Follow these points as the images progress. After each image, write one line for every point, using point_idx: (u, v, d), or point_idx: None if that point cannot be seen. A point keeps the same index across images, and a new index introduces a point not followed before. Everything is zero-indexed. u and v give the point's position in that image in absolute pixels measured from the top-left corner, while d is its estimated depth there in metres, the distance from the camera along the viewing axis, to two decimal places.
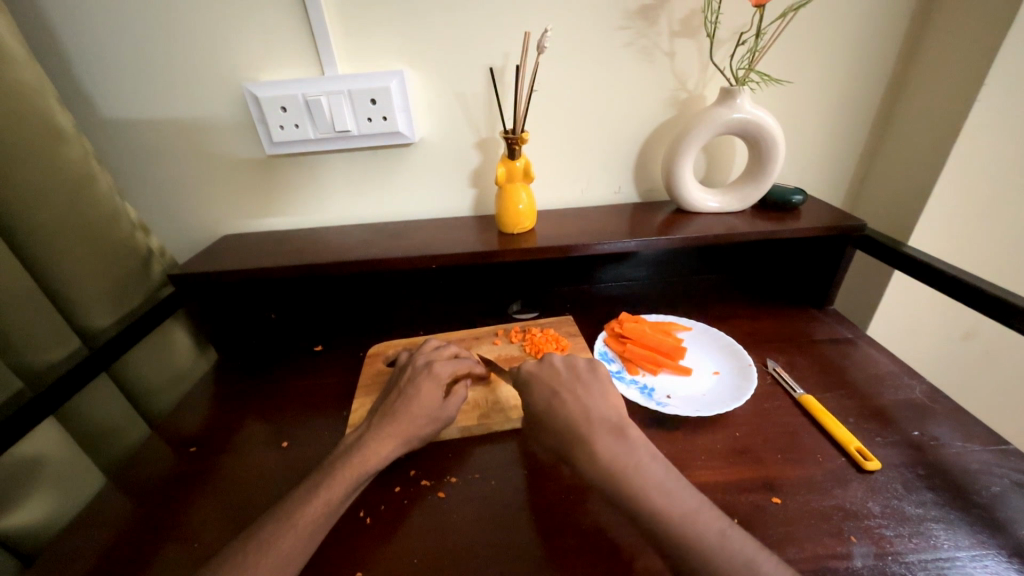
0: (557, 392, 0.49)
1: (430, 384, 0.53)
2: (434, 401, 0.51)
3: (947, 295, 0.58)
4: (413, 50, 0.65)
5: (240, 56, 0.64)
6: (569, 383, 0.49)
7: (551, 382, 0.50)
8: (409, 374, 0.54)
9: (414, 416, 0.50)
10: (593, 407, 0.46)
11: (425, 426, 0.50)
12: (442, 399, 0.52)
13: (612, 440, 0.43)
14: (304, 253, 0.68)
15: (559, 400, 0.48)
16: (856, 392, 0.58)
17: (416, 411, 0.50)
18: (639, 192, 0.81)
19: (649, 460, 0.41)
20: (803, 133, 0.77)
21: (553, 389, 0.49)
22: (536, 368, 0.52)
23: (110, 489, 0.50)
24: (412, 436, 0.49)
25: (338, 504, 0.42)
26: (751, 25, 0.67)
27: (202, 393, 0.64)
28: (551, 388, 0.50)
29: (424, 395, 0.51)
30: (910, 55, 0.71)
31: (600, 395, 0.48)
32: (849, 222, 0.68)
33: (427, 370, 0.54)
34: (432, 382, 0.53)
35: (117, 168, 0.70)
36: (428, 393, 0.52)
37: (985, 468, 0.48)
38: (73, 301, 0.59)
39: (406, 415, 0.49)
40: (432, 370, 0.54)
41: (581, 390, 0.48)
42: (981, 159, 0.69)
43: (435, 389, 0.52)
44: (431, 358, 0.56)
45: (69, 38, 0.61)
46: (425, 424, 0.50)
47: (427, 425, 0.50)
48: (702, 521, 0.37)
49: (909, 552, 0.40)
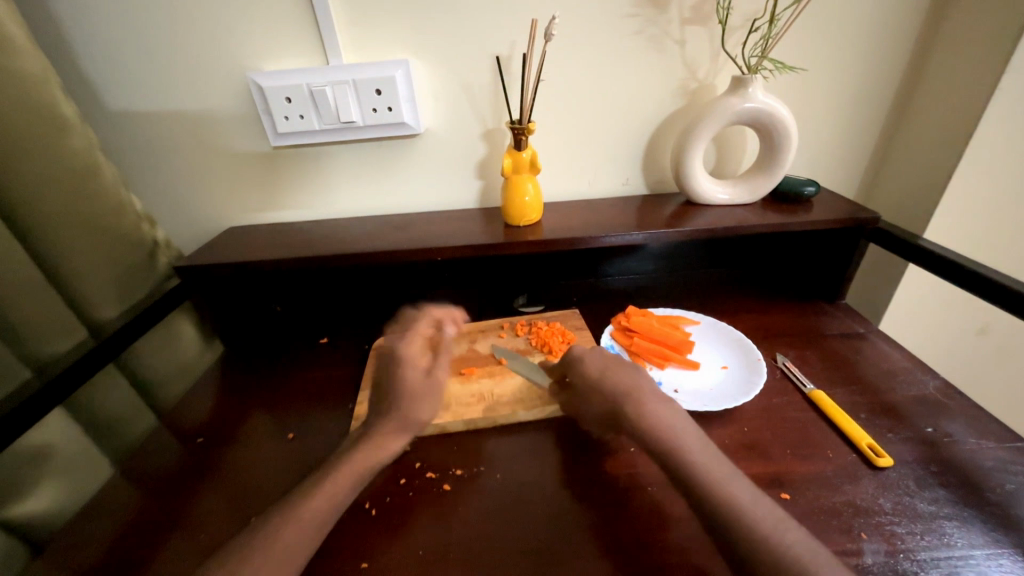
0: (611, 366, 0.50)
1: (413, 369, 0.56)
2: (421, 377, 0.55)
3: (960, 287, 0.57)
4: (418, 39, 0.64)
5: (244, 46, 0.63)
6: (615, 362, 0.51)
7: (603, 359, 0.52)
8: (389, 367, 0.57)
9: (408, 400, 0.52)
10: (642, 382, 0.48)
11: (422, 410, 0.52)
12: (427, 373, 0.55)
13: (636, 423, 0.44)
14: (310, 245, 0.68)
15: (605, 379, 0.49)
16: (868, 388, 0.57)
17: (407, 395, 0.53)
18: (648, 184, 0.79)
19: (690, 432, 0.43)
20: (816, 123, 0.75)
21: (605, 365, 0.51)
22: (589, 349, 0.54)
23: (119, 480, 0.51)
24: (412, 421, 0.51)
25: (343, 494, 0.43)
26: (763, 11, 0.65)
27: (208, 385, 0.64)
28: (602, 364, 0.51)
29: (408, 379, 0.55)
30: (929, 42, 0.69)
31: (628, 376, 0.49)
32: (862, 214, 0.67)
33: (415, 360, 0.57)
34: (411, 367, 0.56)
35: (122, 160, 0.70)
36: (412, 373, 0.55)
37: (1000, 465, 0.47)
38: (78, 292, 0.59)
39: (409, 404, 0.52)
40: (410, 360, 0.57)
41: (632, 371, 0.49)
42: (1001, 149, 0.67)
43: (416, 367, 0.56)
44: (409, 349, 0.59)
45: (74, 28, 0.61)
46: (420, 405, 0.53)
47: (418, 405, 0.52)
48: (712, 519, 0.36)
49: (921, 549, 0.40)
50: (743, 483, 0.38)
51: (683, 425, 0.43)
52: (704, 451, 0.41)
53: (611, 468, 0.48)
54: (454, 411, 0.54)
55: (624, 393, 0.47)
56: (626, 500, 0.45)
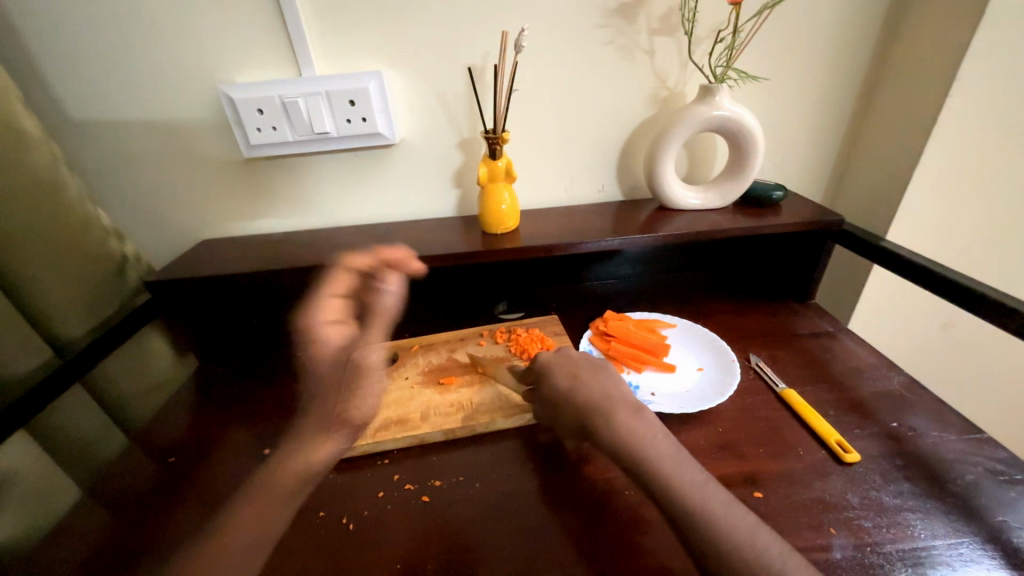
0: (580, 376, 0.50)
1: (326, 357, 0.54)
2: (331, 367, 0.54)
3: (920, 286, 0.59)
4: (391, 51, 0.65)
5: (215, 57, 0.63)
6: (588, 368, 0.51)
7: (570, 367, 0.51)
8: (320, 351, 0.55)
9: (331, 394, 0.52)
10: (611, 389, 0.48)
11: (353, 410, 0.52)
12: (337, 368, 0.54)
13: (604, 433, 0.44)
14: (285, 257, 0.67)
15: (575, 389, 0.49)
16: (838, 385, 0.59)
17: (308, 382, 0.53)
18: (623, 191, 0.81)
19: (662, 438, 0.43)
20: (783, 128, 0.77)
21: (574, 373, 0.50)
22: (556, 356, 0.53)
23: (87, 504, 0.49)
24: (345, 416, 0.51)
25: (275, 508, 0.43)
26: (727, 23, 0.68)
27: (181, 402, 0.63)
28: (572, 372, 0.51)
29: (329, 374, 0.53)
30: (885, 52, 0.72)
31: (597, 384, 0.49)
32: (827, 217, 0.69)
33: (319, 347, 0.54)
34: (326, 354, 0.54)
35: (88, 173, 0.68)
36: (321, 364, 0.53)
37: (961, 457, 0.49)
38: (44, 312, 0.57)
39: (326, 402, 0.51)
40: (321, 343, 0.55)
41: (600, 378, 0.49)
42: (956, 152, 0.70)
43: (329, 362, 0.54)
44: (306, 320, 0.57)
45: (37, 41, 0.59)
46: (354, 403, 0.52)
47: (348, 399, 0.52)
48: (686, 518, 0.37)
49: (887, 542, 0.41)
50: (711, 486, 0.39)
51: (651, 431, 0.43)
52: (676, 457, 0.41)
53: (589, 474, 0.49)
54: (433, 422, 0.54)
55: (592, 404, 0.47)
56: (603, 505, 0.46)
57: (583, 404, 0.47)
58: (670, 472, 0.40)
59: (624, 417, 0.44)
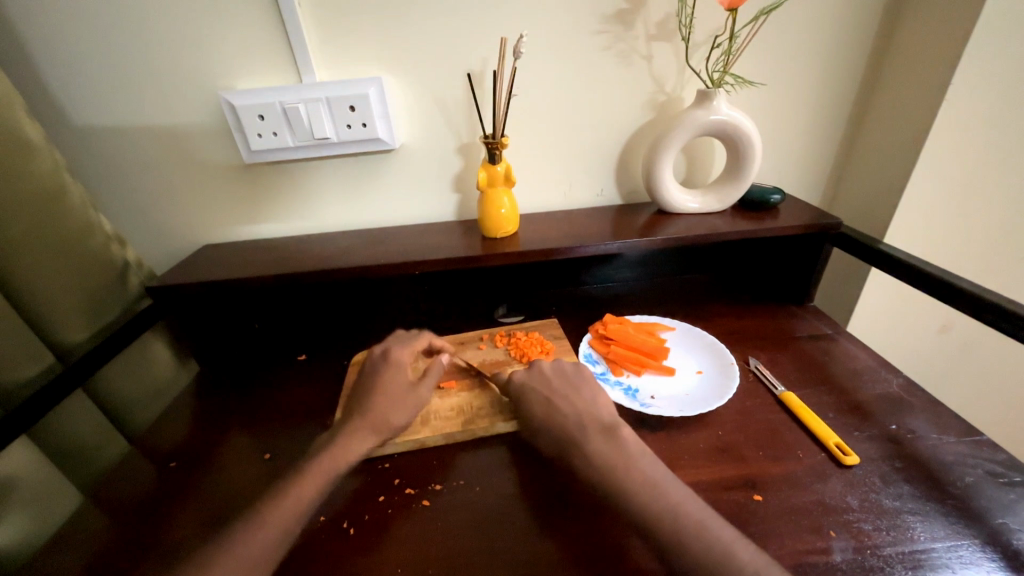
0: (552, 401, 0.50)
1: (393, 372, 0.55)
2: (402, 386, 0.54)
3: (917, 288, 0.59)
4: (391, 57, 0.65)
5: (217, 65, 0.63)
6: (561, 390, 0.51)
7: (544, 387, 0.52)
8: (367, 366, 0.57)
9: (386, 403, 0.52)
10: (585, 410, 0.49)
11: (396, 415, 0.52)
12: (408, 386, 0.54)
13: (580, 462, 0.45)
14: (286, 261, 0.68)
15: (549, 414, 0.49)
16: (837, 387, 0.59)
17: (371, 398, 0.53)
18: (622, 195, 0.81)
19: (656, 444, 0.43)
20: (781, 131, 0.78)
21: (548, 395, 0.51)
22: (529, 375, 0.54)
23: (88, 509, 0.49)
24: (387, 423, 0.51)
25: (293, 519, 0.42)
26: (724, 28, 0.68)
27: (182, 408, 0.63)
28: (546, 394, 0.51)
29: (390, 385, 0.54)
30: (881, 56, 0.73)
31: (570, 408, 0.49)
32: (825, 220, 0.69)
33: (385, 361, 0.56)
34: (395, 369, 0.56)
35: (90, 179, 0.69)
36: (394, 382, 0.54)
37: (960, 459, 0.49)
38: (46, 318, 0.58)
39: (376, 406, 0.52)
40: (391, 359, 0.56)
41: (574, 397, 0.50)
42: (953, 154, 0.71)
43: (399, 378, 0.55)
44: (389, 345, 0.59)
45: (40, 49, 0.60)
46: (398, 411, 0.52)
47: (398, 409, 0.52)
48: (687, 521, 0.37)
49: (887, 544, 0.41)
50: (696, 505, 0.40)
51: (628, 454, 0.44)
52: (658, 479, 0.42)
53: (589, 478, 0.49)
54: (433, 426, 0.54)
55: (566, 431, 0.47)
56: (603, 508, 0.46)
57: (559, 432, 0.48)
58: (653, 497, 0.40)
59: (599, 445, 0.45)
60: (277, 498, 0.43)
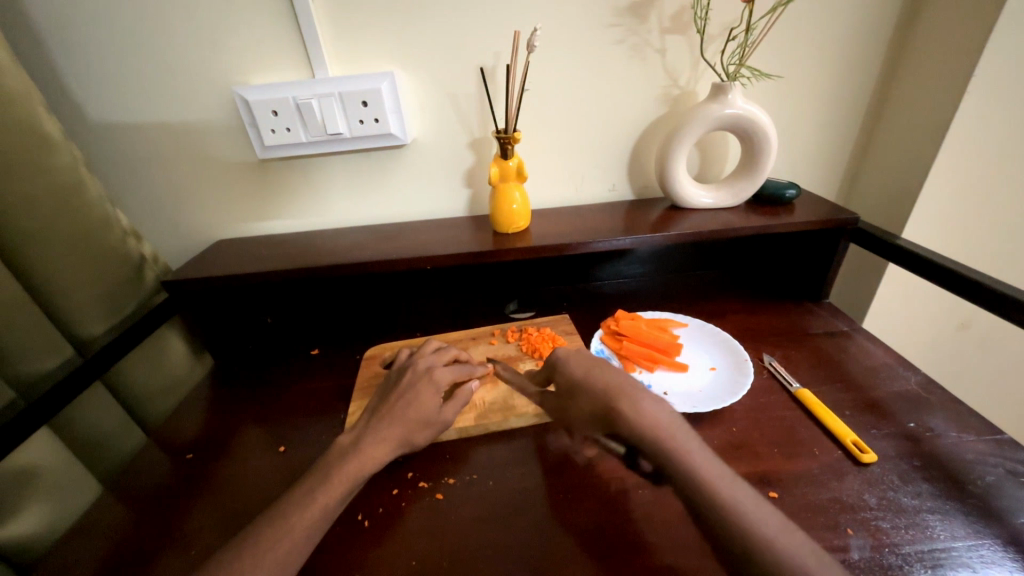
0: (597, 366, 0.47)
1: (429, 391, 0.52)
2: (432, 406, 0.51)
3: (935, 283, 0.58)
4: (404, 52, 0.65)
5: (231, 60, 0.63)
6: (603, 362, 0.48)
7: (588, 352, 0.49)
8: (407, 379, 0.53)
9: (412, 421, 0.49)
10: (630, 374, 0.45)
11: (418, 436, 0.49)
12: (438, 407, 0.51)
13: (628, 414, 0.41)
14: (299, 257, 0.68)
15: (591, 376, 0.46)
16: (853, 385, 0.58)
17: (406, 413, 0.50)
18: (634, 190, 0.81)
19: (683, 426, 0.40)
20: (796, 125, 0.77)
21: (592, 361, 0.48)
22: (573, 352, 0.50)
23: (107, 499, 0.50)
24: (409, 441, 0.49)
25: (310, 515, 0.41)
26: (740, 20, 0.67)
27: (196, 401, 0.64)
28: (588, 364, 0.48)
29: (420, 402, 0.51)
30: (900, 48, 0.71)
31: (615, 371, 0.46)
32: (842, 215, 0.68)
33: (426, 376, 0.53)
34: (432, 388, 0.52)
35: (107, 175, 0.70)
36: (425, 401, 0.51)
37: (980, 458, 0.48)
38: (66, 311, 0.58)
39: (401, 421, 0.49)
40: (432, 377, 0.53)
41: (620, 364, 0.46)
42: (974, 148, 0.69)
43: (431, 398, 0.51)
44: (432, 363, 0.55)
45: (58, 46, 0.61)
46: (422, 431, 0.50)
47: (423, 431, 0.50)
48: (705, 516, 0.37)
49: (906, 543, 0.41)
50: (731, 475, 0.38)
51: (673, 421, 0.41)
52: (702, 450, 0.39)
53: (602, 473, 0.49)
54: None
55: (613, 388, 0.43)
56: (617, 503, 0.46)
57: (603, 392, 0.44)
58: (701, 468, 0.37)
59: (649, 405, 0.41)
60: (294, 491, 0.43)
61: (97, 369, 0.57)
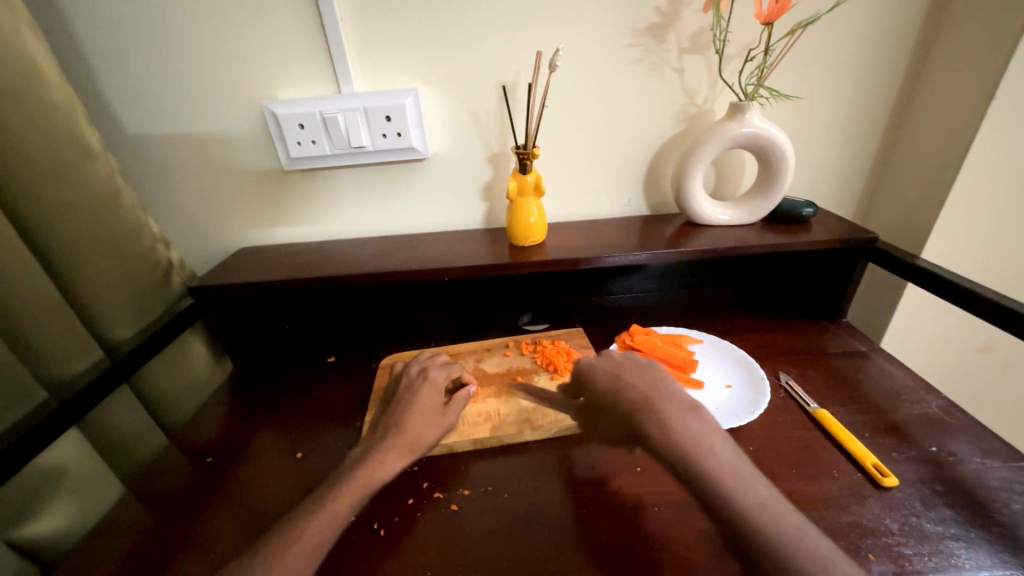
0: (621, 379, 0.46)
1: (428, 392, 0.53)
2: (432, 407, 0.52)
3: (956, 305, 0.58)
4: (428, 69, 0.67)
5: (263, 76, 0.66)
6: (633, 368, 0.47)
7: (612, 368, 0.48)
8: (404, 383, 0.55)
9: (419, 426, 0.50)
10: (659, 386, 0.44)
11: (429, 433, 0.50)
12: (441, 407, 0.52)
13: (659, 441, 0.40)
14: (319, 265, 0.70)
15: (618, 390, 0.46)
16: (872, 407, 0.58)
17: (409, 417, 0.51)
18: (649, 206, 0.81)
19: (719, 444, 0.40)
20: (813, 144, 0.77)
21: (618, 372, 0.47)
22: (595, 359, 0.50)
23: (128, 500, 0.51)
24: (418, 445, 0.49)
25: (325, 525, 0.41)
26: (759, 42, 0.68)
27: (217, 404, 0.65)
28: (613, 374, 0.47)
29: (422, 404, 0.52)
30: (919, 69, 0.71)
31: (645, 383, 0.45)
32: (860, 234, 0.68)
33: (422, 378, 0.55)
34: (430, 388, 0.54)
35: (137, 182, 0.72)
36: (426, 402, 0.52)
37: (1006, 485, 0.47)
38: (98, 316, 0.60)
39: (409, 423, 0.50)
40: (427, 377, 0.55)
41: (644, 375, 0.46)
42: (996, 170, 0.69)
43: (432, 399, 0.52)
44: (425, 365, 0.57)
45: (98, 62, 0.64)
46: (429, 430, 0.50)
47: (430, 431, 0.50)
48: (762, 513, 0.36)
49: (929, 570, 0.40)
50: (759, 493, 0.37)
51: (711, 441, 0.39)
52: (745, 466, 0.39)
53: (616, 489, 0.49)
54: (461, 432, 0.55)
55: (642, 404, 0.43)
56: (631, 519, 0.46)
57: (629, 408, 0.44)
58: (728, 487, 0.37)
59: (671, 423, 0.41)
60: (311, 501, 0.43)
61: (121, 373, 0.58)
